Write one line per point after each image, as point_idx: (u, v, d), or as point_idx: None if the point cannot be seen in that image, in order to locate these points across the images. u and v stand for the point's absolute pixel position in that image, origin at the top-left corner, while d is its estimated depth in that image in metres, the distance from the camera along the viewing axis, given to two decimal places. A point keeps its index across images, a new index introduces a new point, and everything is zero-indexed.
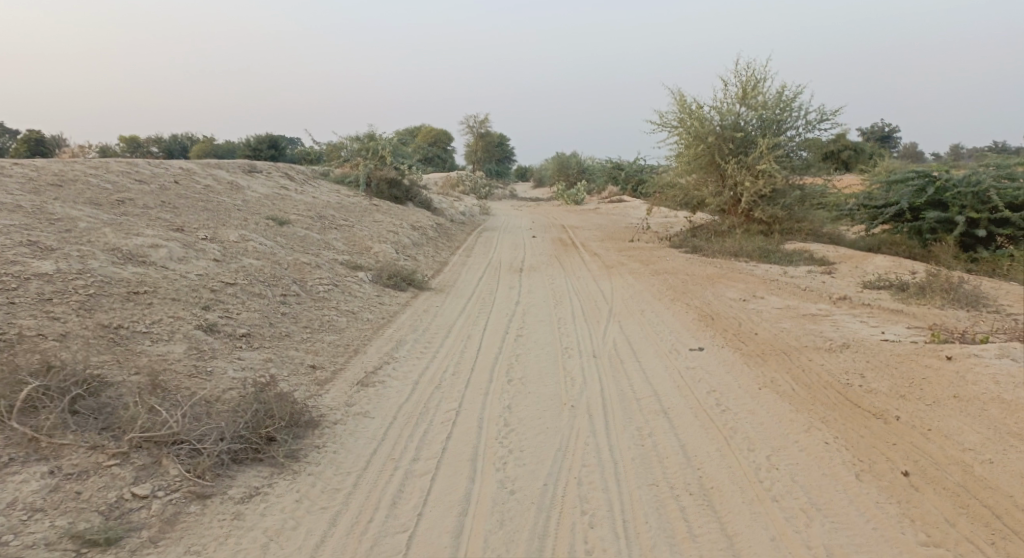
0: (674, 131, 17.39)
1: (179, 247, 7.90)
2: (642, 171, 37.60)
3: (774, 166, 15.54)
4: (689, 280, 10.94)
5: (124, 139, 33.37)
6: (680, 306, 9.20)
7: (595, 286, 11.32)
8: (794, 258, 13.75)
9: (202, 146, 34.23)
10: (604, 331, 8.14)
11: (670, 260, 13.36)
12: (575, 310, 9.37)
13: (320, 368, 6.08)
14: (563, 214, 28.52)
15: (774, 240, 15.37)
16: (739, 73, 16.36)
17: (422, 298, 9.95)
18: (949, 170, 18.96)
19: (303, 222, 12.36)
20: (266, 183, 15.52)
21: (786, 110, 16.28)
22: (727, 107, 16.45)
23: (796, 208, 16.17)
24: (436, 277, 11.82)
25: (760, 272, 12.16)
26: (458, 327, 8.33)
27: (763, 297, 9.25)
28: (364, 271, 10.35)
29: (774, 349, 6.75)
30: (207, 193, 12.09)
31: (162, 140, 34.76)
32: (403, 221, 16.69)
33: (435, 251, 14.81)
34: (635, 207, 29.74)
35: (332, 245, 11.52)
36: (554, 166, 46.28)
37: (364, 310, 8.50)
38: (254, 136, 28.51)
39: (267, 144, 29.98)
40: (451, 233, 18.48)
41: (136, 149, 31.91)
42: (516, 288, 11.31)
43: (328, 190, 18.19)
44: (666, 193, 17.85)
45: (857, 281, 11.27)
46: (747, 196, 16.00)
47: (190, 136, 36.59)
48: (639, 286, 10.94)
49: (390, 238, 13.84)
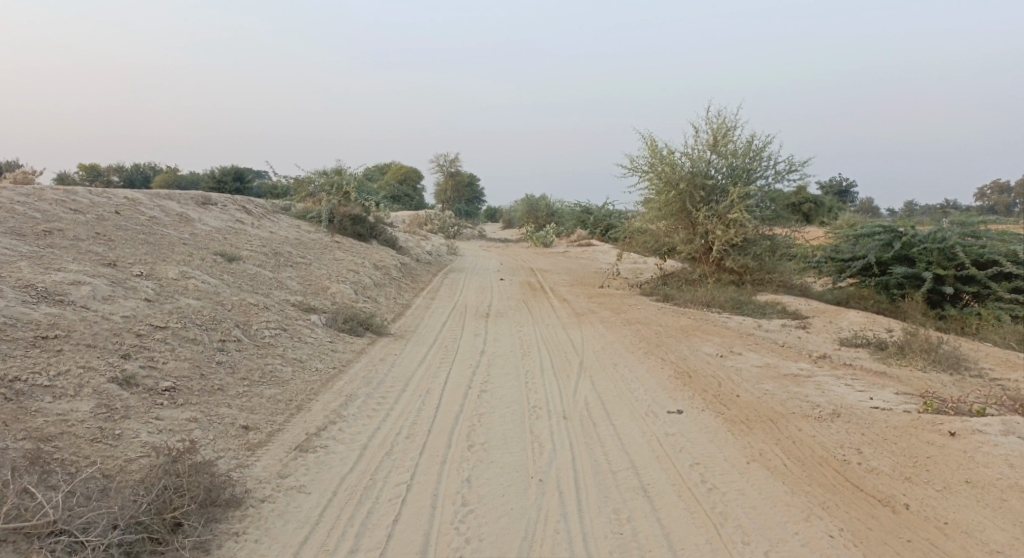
0: (645, 177, 17.13)
1: (106, 285, 7.16)
2: (611, 216, 37.57)
3: (745, 216, 15.30)
4: (662, 331, 10.44)
5: (84, 166, 32.35)
6: (654, 360, 8.68)
7: (564, 335, 10.75)
8: (766, 310, 13.38)
9: (165, 175, 33.37)
10: (574, 387, 7.55)
11: (642, 310, 12.89)
12: (543, 362, 8.77)
13: (254, 428, 5.37)
14: (532, 257, 28.12)
15: (746, 291, 15.03)
16: (711, 120, 16.24)
17: (378, 344, 9.26)
18: (914, 226, 18.91)
19: (255, 259, 11.63)
20: (221, 216, 14.77)
21: (757, 159, 16.17)
22: (698, 154, 16.27)
23: (767, 259, 15.90)
24: (396, 321, 11.13)
25: (733, 324, 11.73)
26: (416, 379, 7.66)
27: (740, 353, 8.76)
28: (318, 314, 9.64)
29: (758, 412, 6.21)
30: (152, 225, 11.33)
31: (124, 169, 33.81)
32: (365, 260, 16.01)
33: (397, 293, 14.13)
34: (603, 252, 29.48)
35: (285, 285, 10.79)
36: (523, 208, 46.10)
37: (312, 357, 7.79)
38: (218, 167, 27.80)
39: (232, 176, 29.22)
40: (415, 273, 17.83)
41: (96, 176, 31.04)
42: (482, 335, 10.67)
43: (287, 225, 17.47)
44: (636, 239, 17.49)
45: (833, 338, 10.89)
46: (718, 245, 15.69)
47: (154, 166, 35.68)
48: (609, 336, 10.40)
49: (349, 277, 13.14)
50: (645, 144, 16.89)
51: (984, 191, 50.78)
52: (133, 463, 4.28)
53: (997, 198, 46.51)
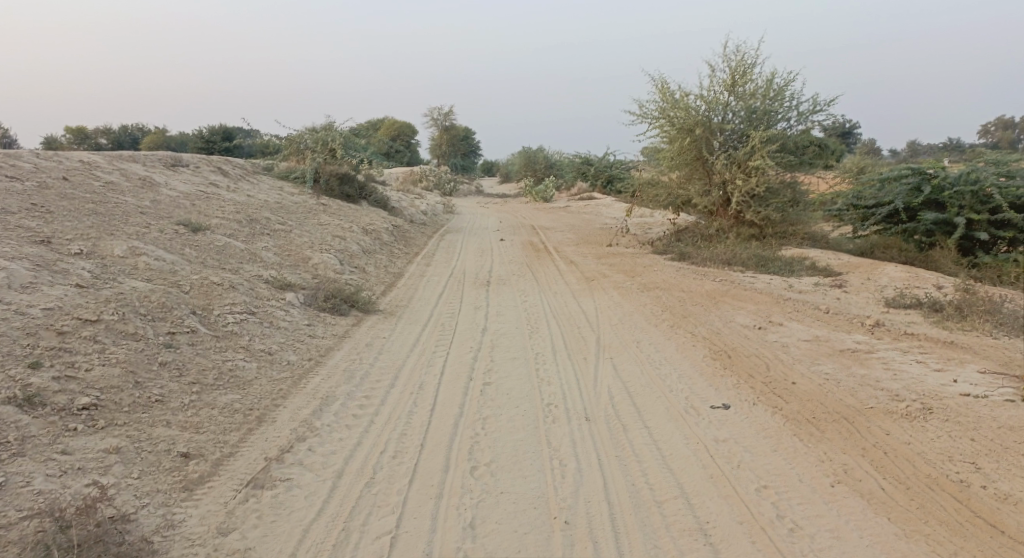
0: (655, 123, 15.72)
1: (27, 269, 5.93)
2: (612, 167, 36.12)
3: (768, 161, 13.96)
4: (686, 298, 9.25)
5: (71, 130, 30.95)
6: (683, 335, 7.51)
7: (576, 306, 9.57)
8: (795, 267, 12.18)
9: (154, 138, 31.89)
10: (593, 374, 6.41)
11: (659, 272, 11.68)
12: (554, 342, 7.60)
13: (196, 455, 4.21)
14: (533, 212, 26.77)
15: (768, 246, 13.79)
16: (727, 57, 14.77)
17: (366, 324, 8.08)
18: (944, 167, 17.51)
19: (226, 228, 10.37)
20: (192, 179, 13.44)
21: (779, 100, 14.76)
22: (714, 95, 14.85)
23: (791, 209, 14.62)
24: (386, 294, 9.94)
25: (762, 286, 10.54)
26: (407, 370, 6.50)
27: (782, 323, 7.59)
28: (295, 290, 8.42)
29: (827, 407, 5.05)
30: (107, 192, 10.04)
31: (110, 131, 32.35)
32: (352, 223, 14.74)
33: (388, 260, 12.90)
34: (607, 205, 28.14)
35: (259, 257, 9.56)
36: (520, 162, 44.53)
37: (284, 346, 6.59)
38: (203, 128, 26.37)
39: (222, 136, 27.80)
40: (409, 236, 16.58)
41: (83, 140, 29.81)
42: (484, 308, 9.49)
43: (268, 187, 16.13)
44: (646, 192, 16.17)
45: (877, 298, 9.71)
46: (737, 196, 14.42)
47: (140, 128, 34.14)
48: (626, 306, 9.23)
49: (334, 244, 11.89)
50: (655, 88, 15.44)
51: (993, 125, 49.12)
52: (8, 547, 3.12)
53: (1004, 137, 44.97)
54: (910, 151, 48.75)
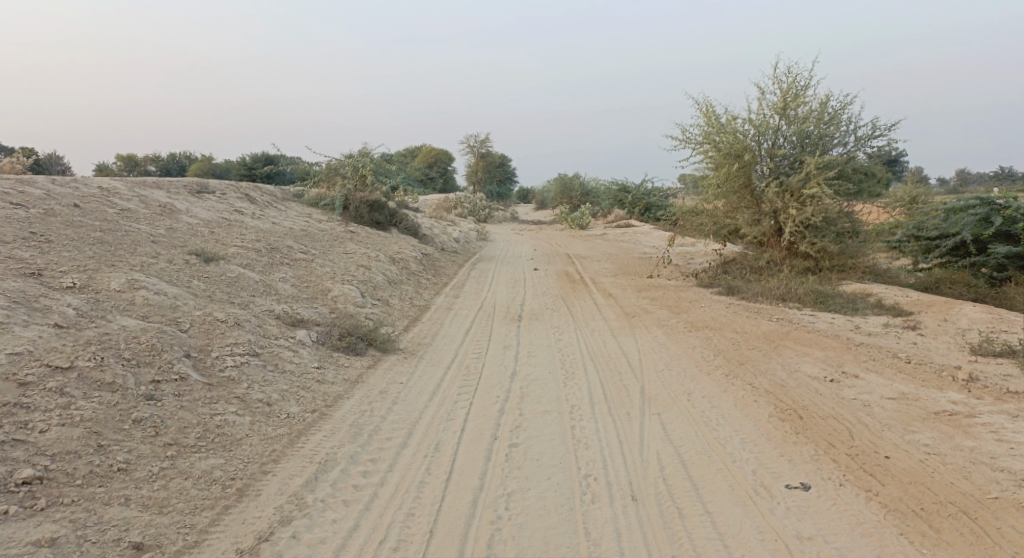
0: (700, 148, 14.81)
1: (1, 308, 5.29)
2: (650, 194, 35.17)
3: (825, 190, 12.94)
4: (740, 340, 8.27)
5: (120, 156, 31.35)
6: (741, 385, 6.56)
7: (616, 347, 8.66)
8: (857, 305, 11.10)
9: (196, 163, 32.10)
10: (639, 433, 5.51)
11: (707, 308, 10.70)
12: (592, 390, 6.72)
13: (151, 547, 3.57)
14: (569, 240, 25.95)
15: (825, 281, 12.71)
16: (778, 79, 13.84)
17: (383, 367, 7.30)
18: (1017, 198, 16.16)
19: (243, 258, 9.76)
20: (216, 205, 12.96)
21: (834, 123, 13.75)
22: (764, 120, 13.89)
23: (849, 240, 13.52)
24: (409, 331, 9.17)
25: (824, 326, 9.52)
26: (424, 424, 5.68)
27: (858, 376, 6.57)
28: (308, 327, 7.70)
29: (936, 496, 4.08)
30: (119, 219, 9.52)
31: (158, 158, 32.69)
32: (380, 251, 14.09)
33: (416, 291, 12.18)
34: (646, 233, 27.16)
35: (275, 289, 8.90)
36: (556, 189, 43.87)
37: (286, 393, 5.82)
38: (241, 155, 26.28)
39: (262, 162, 27.73)
40: (439, 265, 15.88)
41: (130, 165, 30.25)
42: (514, 348, 8.64)
43: (295, 213, 15.63)
44: (689, 221, 15.23)
45: (958, 344, 8.61)
46: (790, 226, 13.39)
47: (187, 155, 34.38)
48: (672, 348, 8.30)
49: (357, 274, 11.22)
50: (700, 111, 14.58)
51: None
52: None
53: None
54: (961, 178, 46.78)
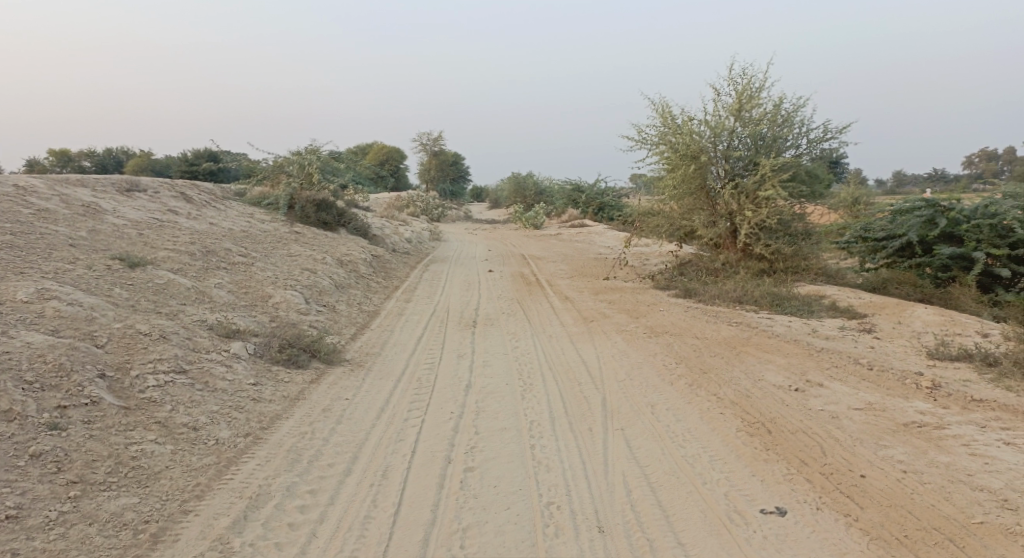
0: (656, 149, 14.63)
1: None
2: (604, 194, 35.14)
3: (780, 191, 12.89)
4: (701, 347, 8.03)
5: (53, 151, 29.77)
6: (705, 396, 6.28)
7: (574, 355, 8.33)
8: (813, 307, 11.03)
9: (138, 160, 30.78)
10: (602, 452, 5.17)
11: (665, 312, 10.47)
12: (551, 403, 6.35)
13: None
14: (523, 241, 25.65)
15: (780, 282, 12.65)
16: (732, 80, 13.73)
17: (326, 381, 6.79)
18: (960, 200, 16.32)
19: (174, 263, 9.11)
20: (148, 206, 12.19)
21: (788, 125, 13.74)
22: (720, 120, 13.78)
23: (802, 242, 13.50)
24: (356, 339, 8.67)
25: (782, 330, 9.37)
26: (371, 446, 5.23)
27: (823, 385, 6.36)
28: (244, 338, 7.14)
29: (919, 521, 3.89)
30: (36, 221, 8.77)
31: (96, 154, 31.15)
32: (327, 253, 13.49)
33: (364, 295, 11.65)
34: (600, 233, 27.04)
35: (209, 297, 8.29)
36: (510, 188, 43.57)
37: (215, 415, 5.29)
38: (184, 151, 25.26)
39: (206, 159, 26.68)
40: (390, 267, 15.35)
41: (68, 162, 28.98)
42: (469, 357, 8.22)
43: (237, 213, 14.89)
44: (646, 222, 15.07)
45: (916, 348, 8.54)
46: (745, 228, 13.30)
47: (127, 151, 32.85)
48: (632, 356, 8.00)
49: (301, 278, 10.64)
50: (656, 111, 14.39)
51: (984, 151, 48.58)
52: None
53: (990, 170, 44.67)
54: (902, 178, 48.05)
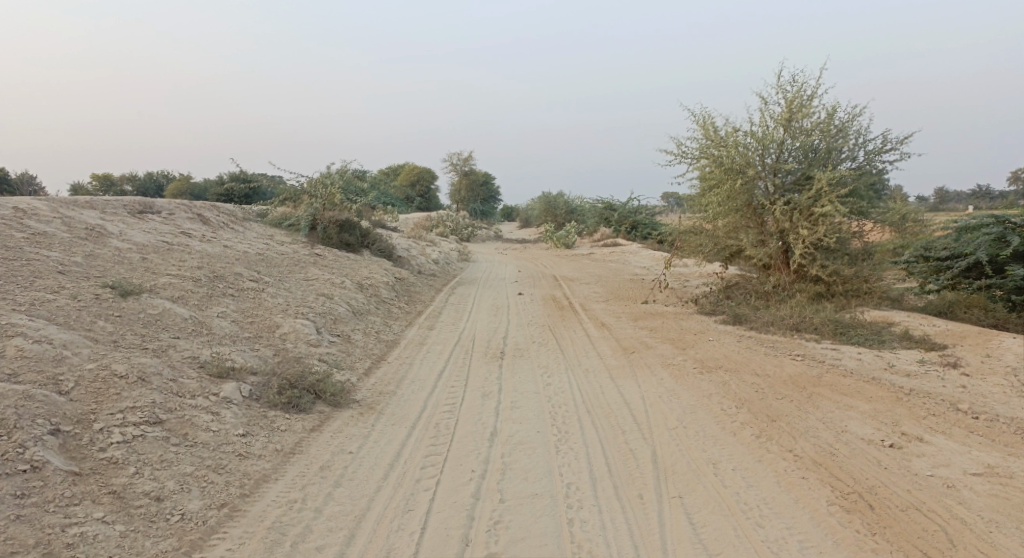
0: (697, 163, 13.61)
1: None
2: (637, 212, 34.08)
3: (839, 208, 11.75)
4: (763, 386, 6.91)
5: (91, 175, 29.80)
6: (778, 452, 5.21)
7: (615, 396, 7.26)
8: (883, 336, 9.85)
9: (174, 183, 30.75)
10: (661, 529, 4.17)
11: (715, 341, 9.37)
12: (591, 458, 5.32)
13: None
14: (555, 261, 24.69)
15: (839, 308, 11.47)
16: (782, 87, 12.70)
17: (330, 428, 5.86)
18: None
19: (174, 289, 8.33)
20: (158, 228, 11.53)
21: (843, 135, 12.64)
22: (768, 132, 12.73)
23: (863, 263, 12.30)
24: (371, 375, 7.77)
25: (852, 364, 8.23)
26: (373, 518, 4.29)
27: (922, 441, 5.25)
28: (239, 378, 6.27)
29: None
30: (26, 245, 8.09)
31: (135, 177, 31.13)
32: (346, 276, 12.68)
33: (384, 323, 10.77)
34: (634, 253, 26.02)
35: (207, 328, 7.47)
36: (540, 207, 42.75)
37: (188, 480, 4.40)
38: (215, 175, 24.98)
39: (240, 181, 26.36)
40: (414, 291, 14.51)
41: (108, 187, 29.19)
42: (494, 397, 7.21)
43: (254, 235, 14.19)
44: (688, 242, 14.03)
45: (1015, 388, 7.35)
46: (800, 247, 12.15)
47: (165, 174, 32.75)
48: (682, 398, 6.92)
49: (315, 305, 9.80)
50: (697, 123, 13.41)
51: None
52: None
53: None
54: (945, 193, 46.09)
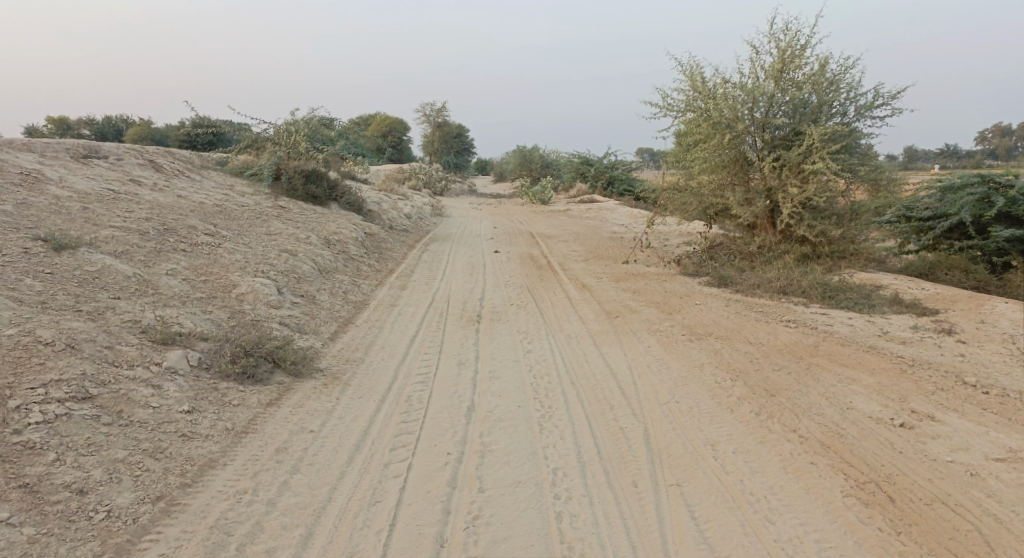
0: (684, 116, 13.02)
1: None
2: (614, 167, 33.38)
3: (830, 165, 11.24)
4: (758, 356, 6.47)
5: (48, 118, 28.29)
6: (781, 432, 4.79)
7: (600, 366, 6.78)
8: (873, 300, 9.47)
9: (137, 128, 29.39)
10: (661, 525, 3.74)
11: (702, 305, 8.92)
12: (578, 438, 4.85)
13: None
14: (532, 216, 24.04)
15: (827, 270, 11.08)
16: (774, 36, 12.09)
17: (289, 401, 5.29)
18: (1018, 175, 14.30)
19: (118, 244, 7.60)
20: (106, 174, 10.67)
21: (834, 89, 12.07)
22: (758, 84, 12.13)
23: (851, 223, 11.85)
24: (336, 340, 7.18)
25: (847, 330, 7.84)
26: (334, 513, 3.78)
27: (935, 420, 4.85)
28: (187, 345, 5.64)
29: None
30: None
31: (94, 122, 29.68)
32: (312, 231, 11.95)
33: (352, 281, 10.13)
34: (612, 209, 25.46)
35: (154, 287, 6.79)
36: (515, 160, 41.83)
37: (118, 468, 3.83)
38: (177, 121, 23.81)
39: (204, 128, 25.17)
40: (384, 247, 13.83)
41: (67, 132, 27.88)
42: (472, 366, 6.69)
43: (213, 185, 13.33)
44: (671, 199, 13.53)
45: (1015, 358, 7.00)
46: (788, 206, 11.69)
47: (127, 119, 31.27)
48: (673, 369, 6.46)
49: (277, 261, 9.11)
50: (684, 73, 12.80)
51: (999, 123, 47.13)
52: None
53: (1013, 146, 42.74)
54: (915, 153, 46.17)
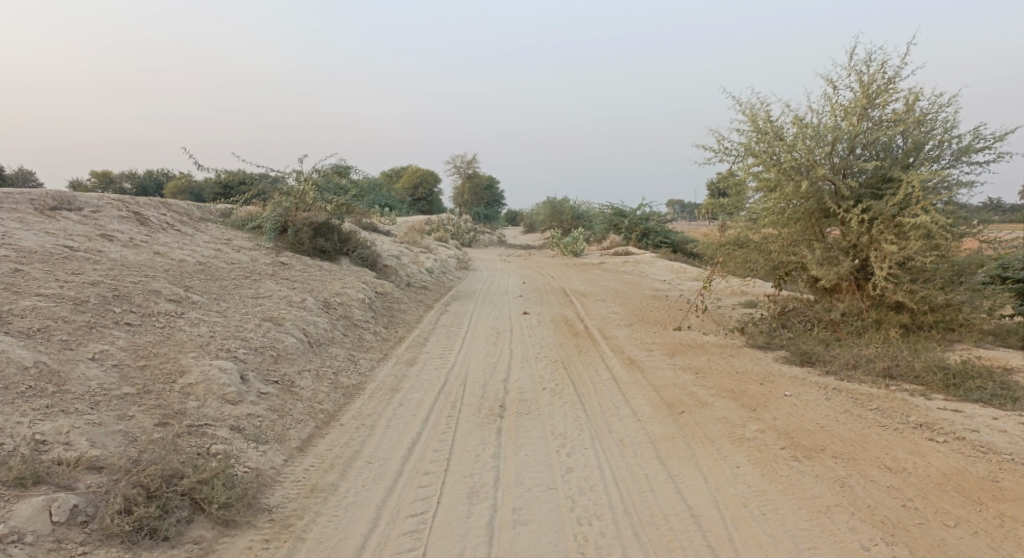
0: (746, 162, 11.15)
1: None
2: (648, 219, 31.48)
3: (934, 218, 9.26)
4: (910, 497, 4.45)
5: (89, 172, 27.82)
6: None
7: (672, 498, 4.74)
8: (1014, 392, 7.34)
9: (172, 181, 28.55)
10: None
11: (796, 399, 6.84)
12: None
13: None
14: (564, 271, 22.11)
15: (935, 348, 8.97)
16: (856, 68, 10.29)
17: None
18: None
19: (36, 318, 5.84)
20: (69, 228, 9.06)
21: (930, 128, 10.17)
22: (838, 124, 10.27)
23: (959, 287, 9.78)
24: (307, 452, 5.28)
25: (1005, 442, 5.73)
26: None
27: None
28: (62, 486, 3.83)
29: None
30: None
31: (134, 176, 29.07)
32: (310, 292, 10.19)
33: (349, 357, 8.27)
34: (650, 264, 23.43)
35: (60, 381, 4.98)
36: (545, 212, 40.21)
37: None
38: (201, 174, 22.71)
39: None
40: (398, 309, 12.01)
41: (106, 184, 27.29)
42: (488, 498, 4.71)
43: (206, 238, 11.71)
44: (732, 256, 11.53)
45: None
46: (881, 267, 9.71)
47: (164, 171, 30.52)
48: (786, 513, 4.41)
49: (253, 335, 7.30)
50: (746, 112, 11.00)
51: None
52: None
53: None
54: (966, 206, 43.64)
